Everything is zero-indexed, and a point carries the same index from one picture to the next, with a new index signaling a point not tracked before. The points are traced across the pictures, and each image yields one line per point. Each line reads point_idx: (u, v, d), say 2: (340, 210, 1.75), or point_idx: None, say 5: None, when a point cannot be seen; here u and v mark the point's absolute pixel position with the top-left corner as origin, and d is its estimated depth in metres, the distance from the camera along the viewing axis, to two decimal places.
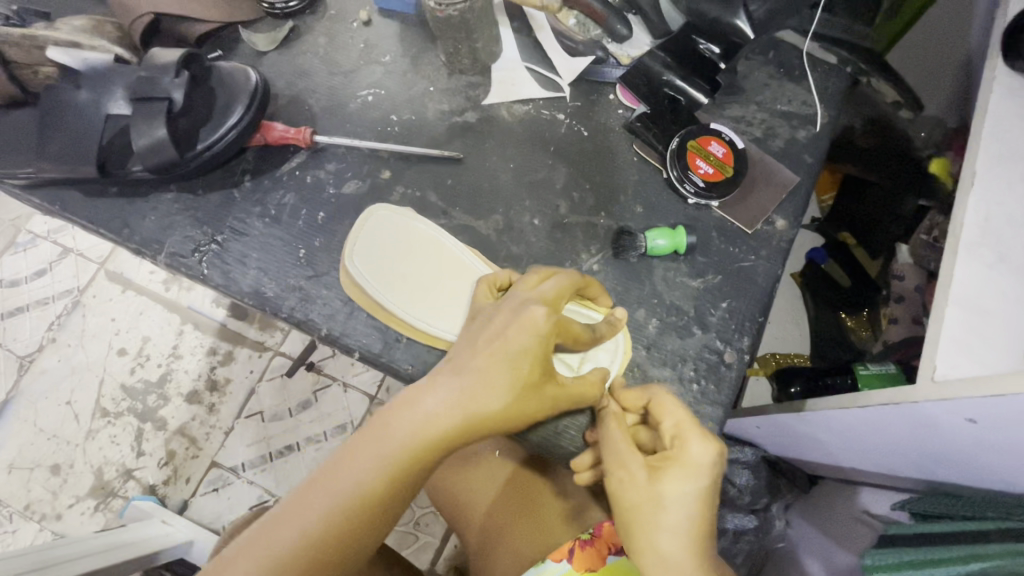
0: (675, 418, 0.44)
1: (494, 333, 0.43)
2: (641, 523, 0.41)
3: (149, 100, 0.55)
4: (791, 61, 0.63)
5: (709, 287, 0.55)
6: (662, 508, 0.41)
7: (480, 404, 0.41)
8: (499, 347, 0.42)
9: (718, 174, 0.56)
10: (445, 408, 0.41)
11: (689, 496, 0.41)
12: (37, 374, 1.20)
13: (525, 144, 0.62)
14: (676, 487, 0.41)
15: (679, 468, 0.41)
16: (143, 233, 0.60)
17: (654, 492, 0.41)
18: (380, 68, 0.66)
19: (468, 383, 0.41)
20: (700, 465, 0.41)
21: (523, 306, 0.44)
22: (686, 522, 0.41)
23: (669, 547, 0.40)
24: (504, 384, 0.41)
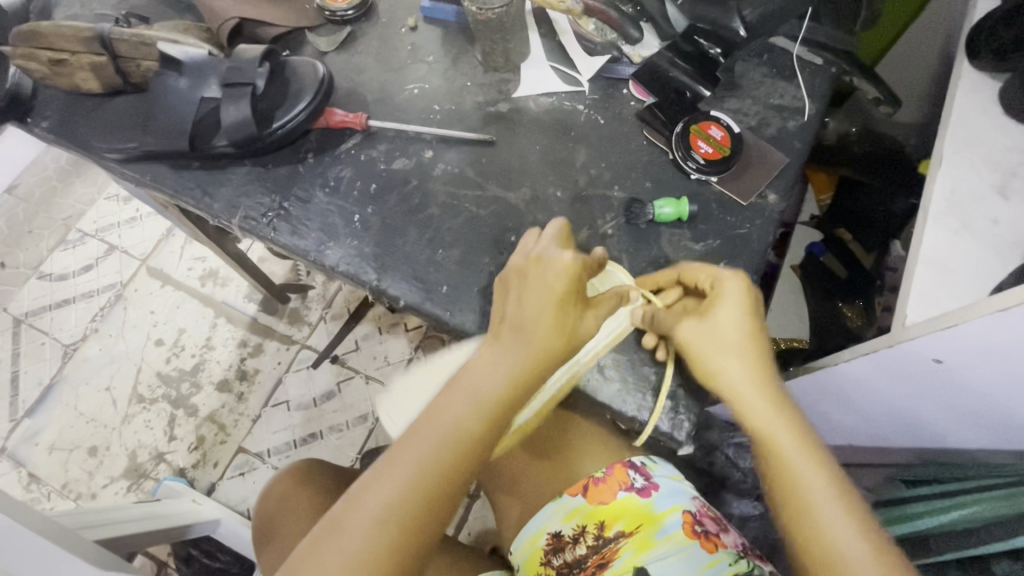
0: (705, 270, 0.56)
1: (533, 282, 0.51)
2: (707, 356, 0.53)
3: (237, 85, 0.65)
4: (783, 62, 0.73)
5: (710, 250, 0.64)
6: (721, 337, 0.54)
7: (540, 341, 0.50)
8: (540, 290, 0.51)
9: (717, 153, 0.65)
10: (526, 356, 0.49)
11: (738, 321, 0.54)
12: (81, 361, 1.39)
13: (550, 130, 0.71)
14: (726, 320, 0.54)
15: (721, 304, 0.54)
16: (220, 200, 0.70)
17: (710, 327, 0.54)
18: (425, 66, 0.77)
19: (537, 333, 0.50)
20: (736, 294, 0.54)
21: (549, 257, 0.52)
22: (742, 346, 0.53)
23: (739, 370, 0.52)
24: (564, 332, 0.50)
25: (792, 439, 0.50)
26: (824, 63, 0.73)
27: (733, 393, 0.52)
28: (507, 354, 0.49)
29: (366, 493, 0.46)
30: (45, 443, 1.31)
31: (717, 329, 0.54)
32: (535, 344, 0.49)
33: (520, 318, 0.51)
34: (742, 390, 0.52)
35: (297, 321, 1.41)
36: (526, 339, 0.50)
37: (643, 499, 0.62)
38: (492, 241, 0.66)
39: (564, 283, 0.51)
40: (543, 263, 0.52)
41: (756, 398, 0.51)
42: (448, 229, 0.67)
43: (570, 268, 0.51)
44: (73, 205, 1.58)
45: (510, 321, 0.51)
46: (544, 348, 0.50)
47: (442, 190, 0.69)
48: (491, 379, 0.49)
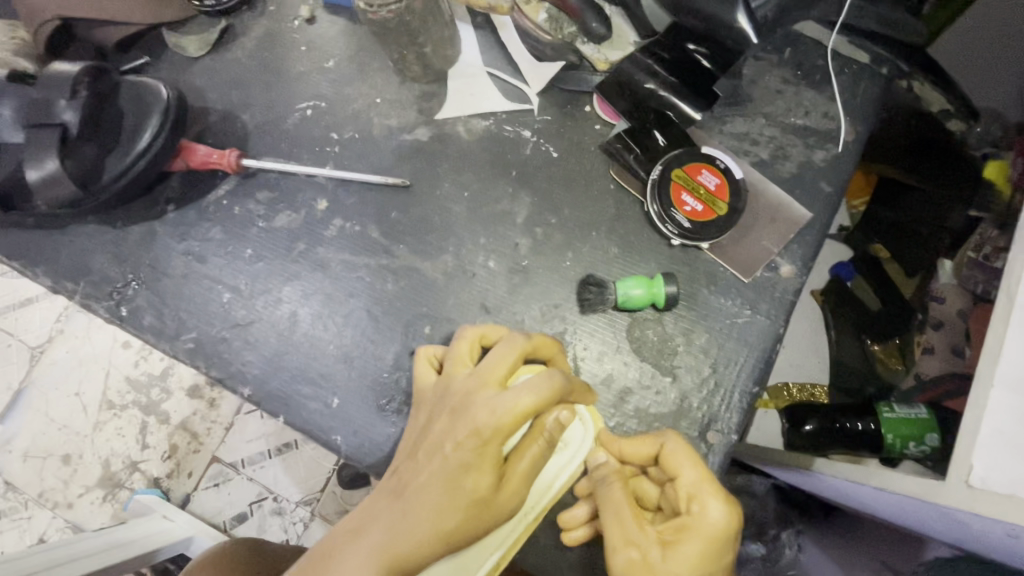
0: (690, 475, 0.38)
1: (437, 441, 0.37)
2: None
3: (42, 127, 0.47)
4: (812, 61, 0.52)
5: (692, 349, 0.46)
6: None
7: (431, 530, 0.35)
8: (444, 459, 0.36)
9: (709, 212, 0.46)
10: (397, 540, 0.35)
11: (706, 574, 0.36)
12: (48, 364, 0.97)
13: (484, 168, 0.53)
14: (686, 567, 0.36)
15: (694, 540, 0.36)
16: (58, 272, 0.54)
17: (670, 566, 0.36)
18: (323, 75, 0.57)
19: (421, 508, 0.35)
20: (716, 531, 0.36)
21: (467, 406, 0.37)
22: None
23: None
24: (457, 508, 0.35)
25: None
26: (868, 62, 0.52)
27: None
28: (375, 549, 0.34)
29: None
30: (18, 451, 0.93)
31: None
32: (425, 533, 0.35)
33: (407, 500, 0.36)
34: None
35: None
36: (405, 523, 0.35)
37: None
38: (399, 332, 0.49)
39: (471, 451, 0.35)
40: (453, 415, 0.37)
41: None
42: (346, 313, 0.50)
43: (489, 429, 0.35)
44: None
45: (395, 488, 0.37)
46: (431, 539, 0.35)
47: (336, 257, 0.52)
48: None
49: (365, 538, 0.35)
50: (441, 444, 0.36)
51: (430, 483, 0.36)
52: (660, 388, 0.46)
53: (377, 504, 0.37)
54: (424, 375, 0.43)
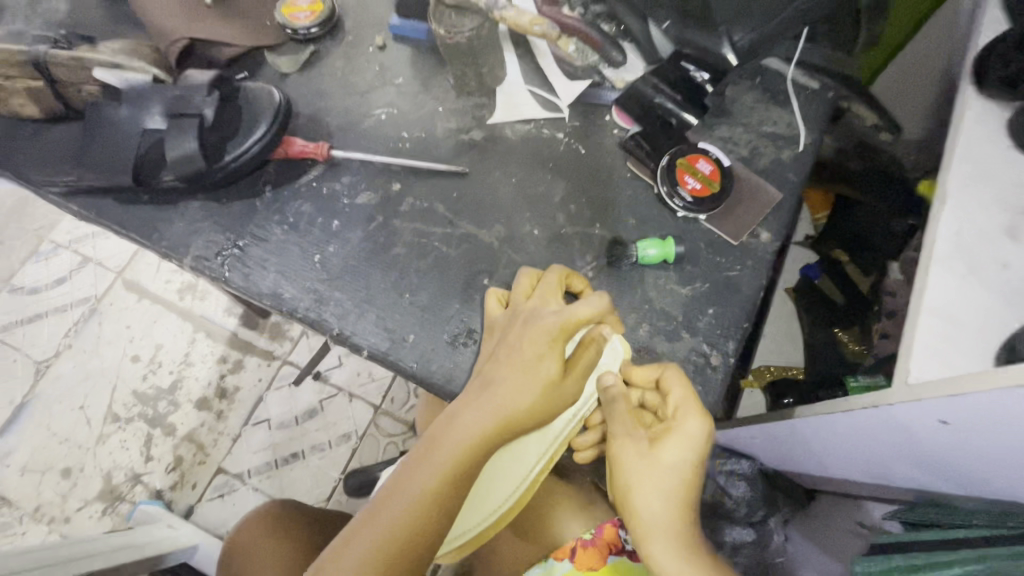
0: (678, 392, 0.48)
1: (513, 344, 0.50)
2: (636, 488, 0.46)
3: (182, 116, 0.61)
4: (777, 86, 0.68)
5: (697, 295, 0.59)
6: (658, 472, 0.46)
7: (516, 409, 0.48)
8: (523, 355, 0.49)
9: (706, 189, 0.61)
10: (484, 417, 0.48)
11: (682, 464, 0.46)
12: (54, 379, 1.45)
13: (525, 161, 0.66)
14: (670, 457, 0.47)
15: (676, 439, 0.47)
16: (171, 239, 0.65)
17: (654, 458, 0.47)
18: (394, 89, 0.71)
19: (500, 393, 0.48)
20: (693, 431, 0.47)
21: (534, 318, 0.50)
22: (677, 491, 0.46)
23: (660, 511, 0.45)
24: (533, 390, 0.48)
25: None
26: (820, 87, 0.68)
27: (647, 539, 0.45)
28: (471, 423, 0.47)
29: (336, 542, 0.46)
30: (18, 465, 1.37)
31: (654, 466, 0.46)
32: (510, 410, 0.48)
33: (490, 390, 0.48)
34: (662, 551, 0.45)
35: (277, 338, 1.49)
36: (493, 403, 0.48)
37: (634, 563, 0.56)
38: (462, 285, 0.61)
39: (543, 347, 0.49)
40: (524, 326, 0.50)
41: (671, 550, 0.45)
42: (417, 271, 0.62)
43: (553, 326, 0.49)
44: (46, 215, 1.64)
45: (484, 382, 0.49)
46: (512, 415, 0.48)
47: (409, 227, 0.64)
48: (460, 455, 0.47)
49: (465, 423, 0.48)
50: (520, 344, 0.50)
51: (508, 372, 0.49)
52: (671, 322, 0.58)
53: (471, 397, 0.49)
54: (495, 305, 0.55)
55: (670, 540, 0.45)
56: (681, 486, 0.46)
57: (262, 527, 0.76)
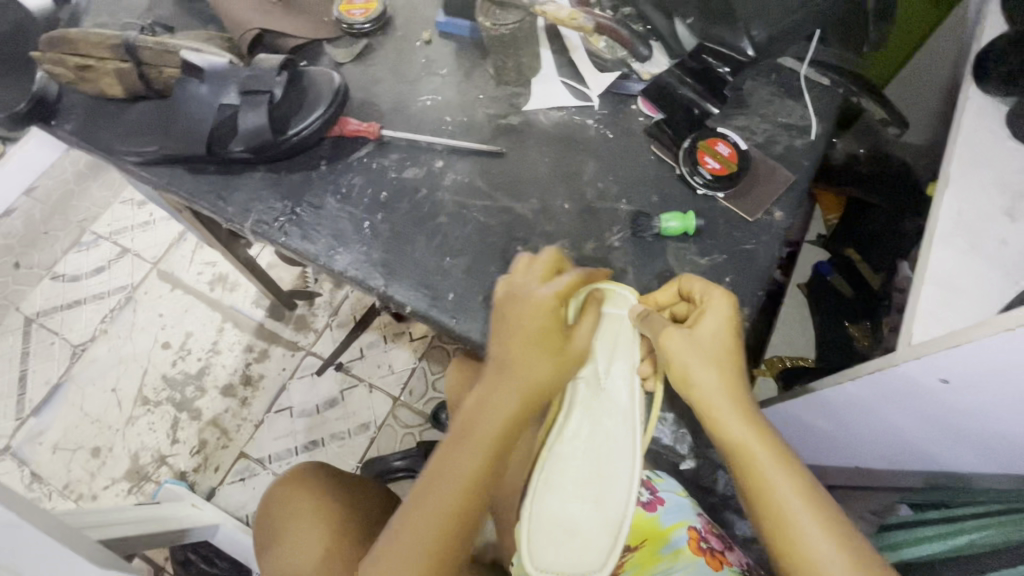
0: (699, 282, 0.56)
1: (514, 319, 0.54)
2: (690, 365, 0.53)
3: (255, 93, 0.68)
4: (792, 82, 0.74)
5: (715, 265, 0.64)
6: (704, 348, 0.54)
7: (535, 378, 0.53)
8: (526, 329, 0.54)
9: (724, 169, 0.66)
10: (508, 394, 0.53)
11: (722, 334, 0.54)
12: (89, 361, 1.52)
13: (558, 144, 0.72)
14: (711, 333, 0.54)
15: (710, 317, 0.54)
16: (235, 206, 0.71)
17: (696, 338, 0.54)
18: (438, 78, 0.78)
19: (512, 367, 0.53)
20: (723, 309, 0.55)
21: (525, 295, 0.55)
22: (725, 360, 0.53)
23: (716, 380, 0.52)
24: (543, 359, 0.54)
25: (773, 463, 0.50)
26: (831, 83, 0.74)
27: (709, 405, 0.53)
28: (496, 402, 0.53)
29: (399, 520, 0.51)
30: (50, 443, 1.44)
31: (700, 342, 0.54)
32: (530, 379, 0.53)
33: (505, 368, 0.53)
34: (725, 410, 0.52)
35: (303, 328, 1.56)
36: (509, 378, 0.53)
37: (648, 513, 0.65)
38: (499, 251, 0.66)
39: (541, 318, 0.54)
40: (514, 307, 0.55)
41: (732, 409, 0.52)
42: (457, 237, 0.67)
43: (549, 300, 0.54)
44: (89, 208, 1.74)
45: (499, 364, 0.54)
46: (530, 385, 0.53)
47: (451, 199, 0.70)
48: (492, 430, 0.52)
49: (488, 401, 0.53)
50: (520, 320, 0.54)
51: (515, 346, 0.54)
52: None
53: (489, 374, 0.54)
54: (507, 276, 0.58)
55: (729, 402, 0.52)
56: (726, 354, 0.54)
57: (295, 489, 0.77)
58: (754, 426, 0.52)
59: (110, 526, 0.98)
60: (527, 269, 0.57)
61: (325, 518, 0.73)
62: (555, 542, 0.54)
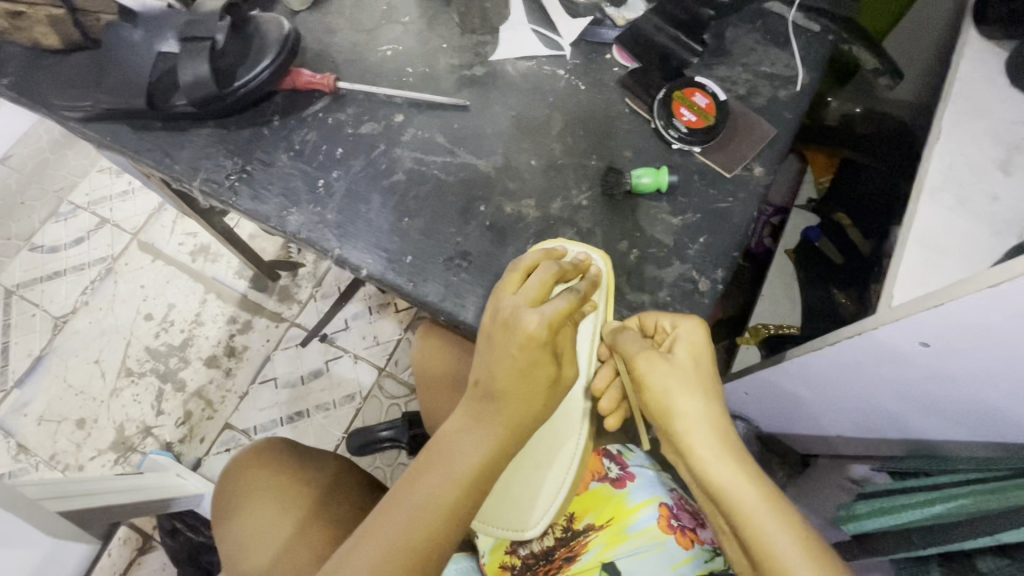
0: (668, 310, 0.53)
1: (501, 342, 0.50)
2: (672, 391, 0.49)
3: (195, 40, 0.63)
4: (778, 29, 0.69)
5: (688, 224, 0.60)
6: (684, 373, 0.50)
7: (524, 411, 0.50)
8: (518, 356, 0.49)
9: (701, 122, 0.62)
10: (495, 421, 0.49)
11: (702, 362, 0.50)
12: (71, 333, 1.50)
13: (526, 96, 0.67)
14: (688, 360, 0.50)
15: (685, 341, 0.51)
16: (182, 164, 0.67)
17: (674, 363, 0.50)
18: (400, 27, 0.73)
19: (496, 388, 0.49)
20: (693, 333, 0.51)
21: (516, 320, 0.49)
22: (707, 389, 0.49)
23: (702, 409, 0.48)
24: (520, 376, 0.49)
25: (763, 504, 0.45)
26: (821, 31, 0.68)
27: (692, 436, 0.48)
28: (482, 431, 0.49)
29: (361, 539, 0.46)
30: (34, 415, 1.43)
31: (679, 365, 0.50)
32: (519, 413, 0.49)
33: (492, 394, 0.49)
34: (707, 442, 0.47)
35: (286, 299, 1.53)
36: (501, 407, 0.49)
37: (617, 489, 0.63)
38: (460, 211, 0.62)
39: (525, 339, 0.49)
40: (505, 340, 0.49)
41: (717, 446, 0.47)
42: (416, 196, 0.63)
43: (539, 328, 0.49)
44: (66, 176, 1.68)
45: (483, 391, 0.50)
46: (520, 410, 0.49)
47: (409, 155, 0.65)
48: (478, 456, 0.48)
49: (470, 432, 0.49)
50: (503, 339, 0.50)
51: (498, 369, 0.49)
52: (660, 248, 0.59)
53: (483, 406, 0.50)
54: (508, 270, 0.53)
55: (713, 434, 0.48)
56: (707, 383, 0.50)
57: (249, 467, 0.75)
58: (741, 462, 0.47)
59: (96, 496, 0.97)
60: (520, 289, 0.51)
61: (280, 495, 0.72)
62: (497, 502, 0.57)
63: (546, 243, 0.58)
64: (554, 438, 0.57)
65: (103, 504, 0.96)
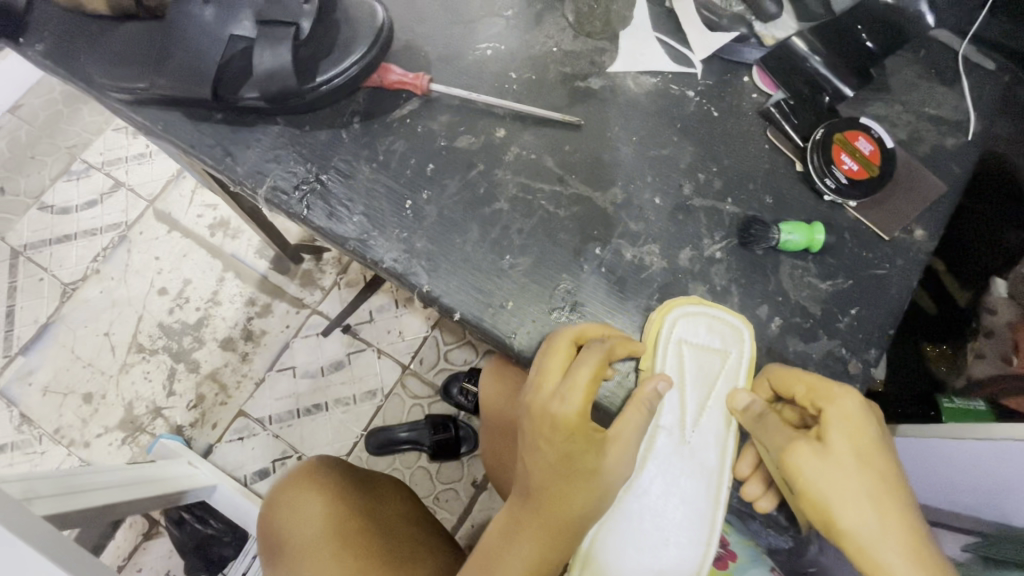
0: (806, 382, 0.44)
1: (529, 433, 0.44)
2: (837, 499, 0.40)
3: (277, 24, 0.54)
4: (945, 63, 0.59)
5: (838, 292, 0.52)
6: (848, 470, 0.41)
7: (562, 504, 0.43)
8: (547, 452, 0.43)
9: (864, 172, 0.53)
10: (535, 524, 0.44)
11: (861, 444, 0.41)
12: (81, 302, 1.41)
13: (650, 117, 0.58)
14: (845, 447, 0.41)
15: (835, 422, 0.42)
16: (245, 164, 0.58)
17: (827, 458, 0.41)
18: (502, 22, 0.62)
19: (528, 487, 0.44)
20: (852, 412, 0.42)
21: (542, 407, 0.43)
22: (883, 486, 0.40)
23: (874, 523, 0.39)
24: (551, 472, 0.43)
25: None
26: (995, 70, 0.59)
27: (875, 558, 0.39)
28: (523, 532, 0.44)
29: None
30: (39, 386, 1.35)
31: (835, 458, 0.41)
32: (556, 507, 0.43)
33: (527, 492, 0.44)
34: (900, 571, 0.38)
35: (309, 285, 1.42)
36: (538, 508, 0.44)
37: (719, 570, 0.56)
38: (572, 254, 0.54)
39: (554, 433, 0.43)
40: (539, 435, 0.43)
41: (911, 573, 0.38)
42: (520, 230, 0.55)
43: (571, 418, 0.42)
44: (79, 132, 1.57)
45: (521, 487, 0.45)
46: (559, 509, 0.43)
47: (513, 180, 0.56)
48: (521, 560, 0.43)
49: (513, 530, 0.44)
50: (531, 431, 0.44)
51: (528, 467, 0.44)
52: (806, 318, 0.51)
53: (523, 505, 0.45)
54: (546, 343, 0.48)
55: (902, 556, 0.39)
56: (879, 485, 0.40)
57: (298, 490, 0.71)
58: None
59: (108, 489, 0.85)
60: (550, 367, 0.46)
61: (337, 519, 0.67)
62: None
63: (688, 303, 0.49)
64: (673, 540, 0.47)
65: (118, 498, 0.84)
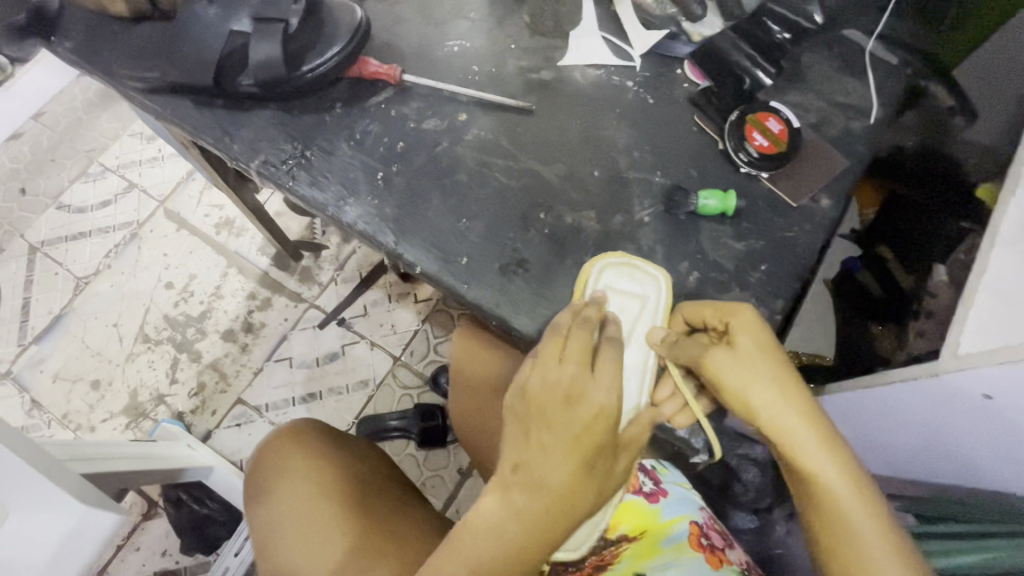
0: (716, 304, 0.52)
1: (554, 421, 0.49)
2: (747, 387, 0.49)
3: (270, 20, 0.63)
4: (854, 57, 0.68)
5: (751, 251, 0.59)
6: (753, 365, 0.49)
7: (579, 484, 0.49)
8: (581, 439, 0.48)
9: (773, 147, 0.61)
10: (549, 499, 0.48)
11: (763, 346, 0.50)
12: (93, 295, 1.50)
13: (593, 105, 0.66)
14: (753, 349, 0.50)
15: (743, 331, 0.50)
16: (240, 144, 0.66)
17: (739, 358, 0.49)
18: (467, 23, 0.72)
19: (548, 466, 0.48)
20: (752, 322, 0.51)
21: (580, 397, 0.49)
22: (783, 376, 0.49)
23: (781, 402, 0.48)
24: (575, 456, 0.48)
25: (858, 498, 0.47)
26: (899, 64, 0.68)
27: (785, 431, 0.48)
28: (538, 507, 0.48)
29: None
30: (50, 372, 1.43)
31: (749, 357, 0.49)
32: (574, 486, 0.49)
33: (545, 474, 0.48)
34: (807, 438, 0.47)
35: (307, 279, 1.51)
36: (556, 487, 0.48)
37: (650, 503, 0.65)
38: (520, 218, 0.61)
39: (588, 421, 0.49)
40: (571, 422, 0.49)
41: (812, 439, 0.48)
42: (476, 199, 0.63)
43: (611, 410, 0.49)
44: (97, 137, 1.68)
45: (535, 470, 0.49)
46: (575, 488, 0.49)
47: (472, 155, 0.65)
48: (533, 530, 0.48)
49: (521, 500, 0.49)
50: (561, 418, 0.49)
51: (549, 450, 0.49)
52: (722, 271, 0.58)
53: (537, 484, 0.49)
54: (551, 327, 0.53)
55: (805, 426, 0.48)
56: (783, 375, 0.49)
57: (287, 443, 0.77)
58: (831, 451, 0.48)
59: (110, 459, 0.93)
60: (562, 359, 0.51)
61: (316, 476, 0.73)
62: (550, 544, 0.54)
63: (614, 255, 0.57)
64: None
65: (120, 468, 0.93)
